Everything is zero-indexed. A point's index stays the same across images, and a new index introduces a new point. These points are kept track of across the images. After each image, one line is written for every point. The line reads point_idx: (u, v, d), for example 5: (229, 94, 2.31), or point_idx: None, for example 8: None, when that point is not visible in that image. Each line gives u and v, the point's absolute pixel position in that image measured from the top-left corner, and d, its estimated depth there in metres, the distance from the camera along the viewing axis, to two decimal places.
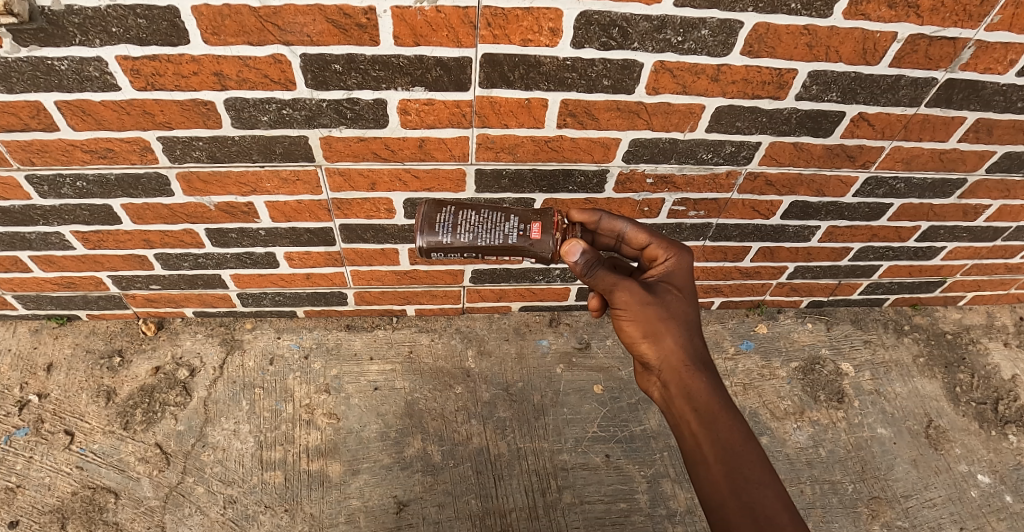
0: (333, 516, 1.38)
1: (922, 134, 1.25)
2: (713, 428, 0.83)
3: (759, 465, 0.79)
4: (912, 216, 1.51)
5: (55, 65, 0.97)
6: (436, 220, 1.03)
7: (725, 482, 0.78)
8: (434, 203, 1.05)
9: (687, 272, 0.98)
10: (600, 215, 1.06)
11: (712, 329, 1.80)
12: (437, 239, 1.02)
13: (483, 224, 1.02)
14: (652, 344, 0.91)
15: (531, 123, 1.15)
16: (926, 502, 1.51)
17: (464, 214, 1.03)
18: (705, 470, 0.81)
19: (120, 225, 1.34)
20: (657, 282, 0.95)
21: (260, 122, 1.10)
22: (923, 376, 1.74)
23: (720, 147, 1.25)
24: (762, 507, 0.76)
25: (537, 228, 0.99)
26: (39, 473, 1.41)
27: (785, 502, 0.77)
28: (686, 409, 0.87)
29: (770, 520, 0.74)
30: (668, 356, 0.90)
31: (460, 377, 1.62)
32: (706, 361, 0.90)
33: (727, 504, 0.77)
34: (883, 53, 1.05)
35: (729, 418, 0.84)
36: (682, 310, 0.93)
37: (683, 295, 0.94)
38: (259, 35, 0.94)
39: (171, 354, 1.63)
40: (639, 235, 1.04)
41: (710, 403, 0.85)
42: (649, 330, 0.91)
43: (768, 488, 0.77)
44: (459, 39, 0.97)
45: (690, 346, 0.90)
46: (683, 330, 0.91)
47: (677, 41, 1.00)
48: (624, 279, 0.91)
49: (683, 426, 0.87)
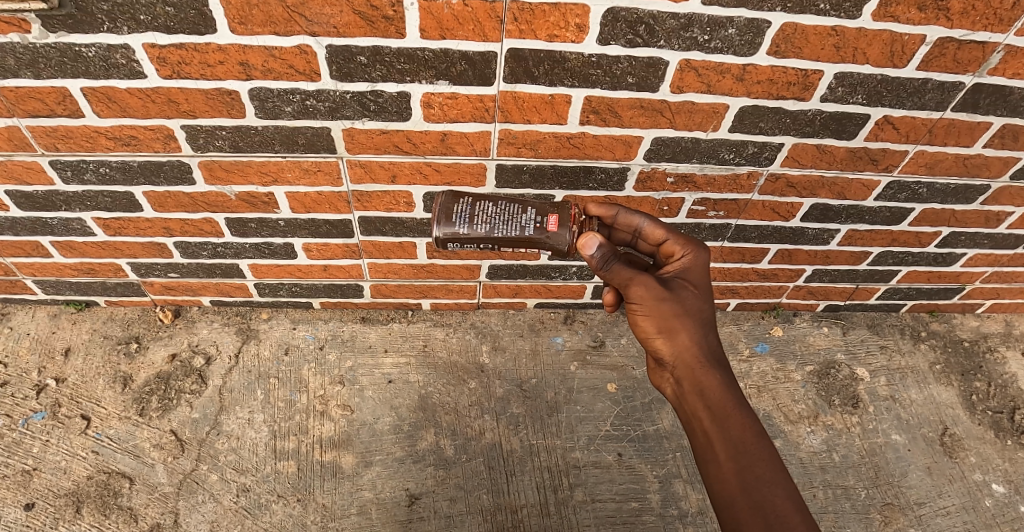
0: (345, 507, 1.39)
1: (946, 139, 1.24)
2: (724, 425, 0.81)
3: (770, 464, 0.77)
4: (933, 221, 1.49)
5: (83, 52, 0.97)
6: (452, 210, 1.03)
7: (736, 480, 0.77)
8: (451, 194, 1.06)
9: (704, 268, 0.96)
10: (617, 210, 1.06)
11: (727, 331, 1.79)
12: (454, 229, 1.02)
13: (500, 216, 1.03)
14: (666, 339, 0.91)
15: (553, 119, 1.15)
16: (939, 509, 1.50)
17: (481, 205, 1.04)
18: (716, 468, 0.80)
19: (141, 212, 1.35)
20: (673, 278, 0.94)
21: (283, 113, 1.11)
22: (939, 383, 1.73)
23: (743, 148, 1.24)
24: (773, 506, 0.74)
25: (554, 221, 1.01)
26: (55, 456, 1.42)
27: (797, 503, 0.74)
28: (698, 407, 0.85)
29: (781, 520, 0.72)
30: (682, 352, 0.90)
31: (474, 372, 1.62)
32: (720, 359, 0.90)
33: (737, 502, 0.75)
34: (911, 55, 1.04)
35: (742, 416, 0.82)
36: (697, 307, 0.91)
37: (699, 291, 0.93)
38: (286, 26, 0.94)
39: (188, 342, 1.64)
40: (656, 231, 1.03)
41: (722, 400, 0.84)
42: (663, 325, 0.90)
43: (780, 488, 0.75)
44: (485, 33, 0.97)
45: (704, 344, 0.90)
46: (698, 327, 0.90)
47: (704, 39, 0.99)
48: (639, 273, 0.91)
49: (695, 424, 0.86)
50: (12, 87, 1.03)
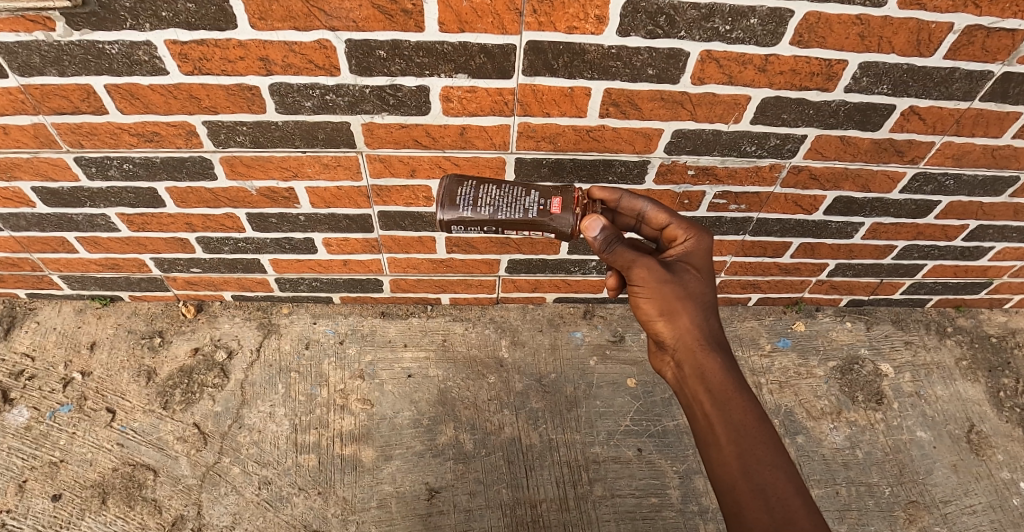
0: (365, 500, 1.39)
1: (974, 130, 1.21)
2: (725, 409, 0.81)
3: (771, 447, 0.77)
4: (960, 214, 1.46)
5: (106, 49, 0.98)
6: (456, 194, 1.03)
7: (737, 463, 0.76)
8: (454, 178, 1.06)
9: (706, 253, 0.96)
10: (620, 194, 1.05)
11: (748, 326, 1.77)
12: (458, 213, 1.02)
13: (504, 198, 1.02)
14: (668, 322, 0.90)
15: (573, 112, 1.14)
16: (965, 508, 1.47)
17: (485, 188, 1.03)
18: (717, 451, 0.79)
19: (164, 208, 1.37)
20: (675, 261, 0.94)
21: (303, 108, 1.11)
22: (966, 380, 1.70)
23: (765, 140, 1.22)
24: (773, 489, 0.73)
25: (558, 204, 1.00)
26: (82, 449, 1.45)
27: (798, 487, 0.74)
28: (699, 390, 0.85)
29: (782, 503, 0.72)
30: (684, 334, 0.89)
31: (494, 366, 1.62)
32: (722, 343, 0.89)
33: (739, 485, 0.75)
34: (938, 44, 1.02)
35: (742, 399, 0.81)
36: (700, 290, 0.91)
37: (701, 275, 0.93)
38: (305, 21, 0.95)
39: (210, 336, 1.66)
40: (659, 215, 1.02)
41: (724, 384, 0.83)
42: (666, 308, 0.90)
43: (781, 471, 0.75)
44: (504, 26, 0.96)
45: (706, 327, 0.89)
46: (700, 311, 0.90)
47: (725, 30, 0.98)
48: (642, 256, 0.90)
49: (695, 407, 0.86)
50: (38, 84, 1.05)
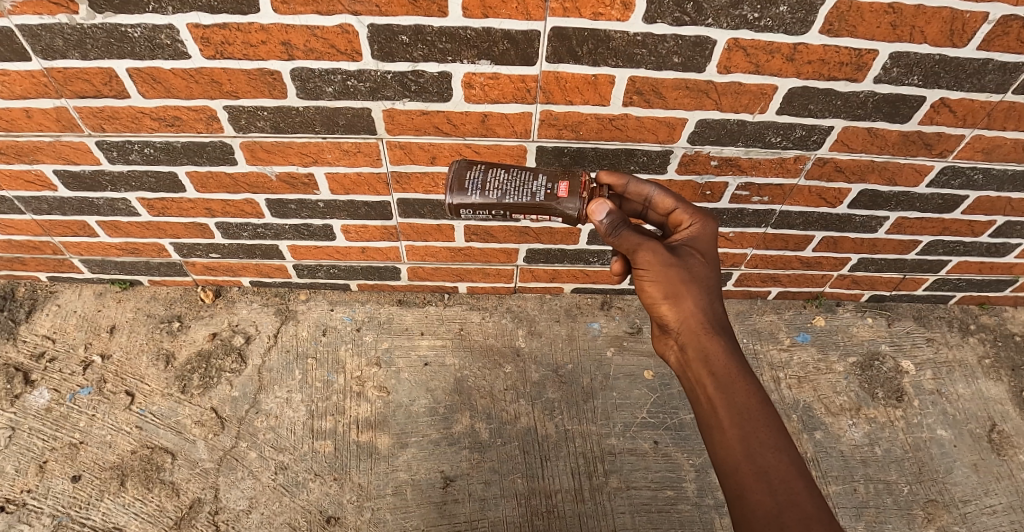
0: (381, 487, 1.40)
1: (1006, 123, 1.18)
2: (730, 393, 0.80)
3: (774, 431, 0.76)
4: (988, 210, 1.43)
5: (129, 32, 0.98)
6: (465, 177, 1.02)
7: (740, 447, 0.75)
8: (464, 162, 1.05)
9: (711, 239, 0.95)
10: (627, 179, 1.03)
11: (767, 320, 1.75)
12: (466, 197, 1.01)
13: (512, 182, 1.01)
14: (672, 305, 0.89)
15: (595, 100, 1.13)
16: (985, 508, 1.45)
17: (493, 172, 1.03)
18: (720, 434, 0.78)
19: (184, 193, 1.37)
20: (682, 246, 0.93)
21: (324, 93, 1.10)
22: (988, 379, 1.67)
23: (791, 131, 1.20)
24: (776, 472, 0.73)
25: (564, 187, 0.99)
26: (101, 431, 1.46)
27: (800, 469, 0.74)
28: (703, 374, 0.84)
29: (784, 484, 0.72)
30: (687, 318, 0.88)
31: (510, 356, 1.61)
32: (726, 327, 0.88)
33: (741, 468, 0.74)
34: (971, 34, 0.99)
35: (746, 383, 0.80)
36: (705, 274, 0.90)
37: (706, 260, 0.91)
38: (328, 5, 0.93)
39: (228, 322, 1.67)
40: (665, 200, 1.00)
41: (727, 367, 0.82)
42: (670, 291, 0.88)
43: (784, 454, 0.74)
44: (528, 11, 0.95)
45: (710, 311, 0.88)
46: (705, 295, 0.88)
47: (753, 17, 0.96)
48: (647, 240, 0.89)
49: (698, 390, 0.85)
50: (61, 67, 1.05)
